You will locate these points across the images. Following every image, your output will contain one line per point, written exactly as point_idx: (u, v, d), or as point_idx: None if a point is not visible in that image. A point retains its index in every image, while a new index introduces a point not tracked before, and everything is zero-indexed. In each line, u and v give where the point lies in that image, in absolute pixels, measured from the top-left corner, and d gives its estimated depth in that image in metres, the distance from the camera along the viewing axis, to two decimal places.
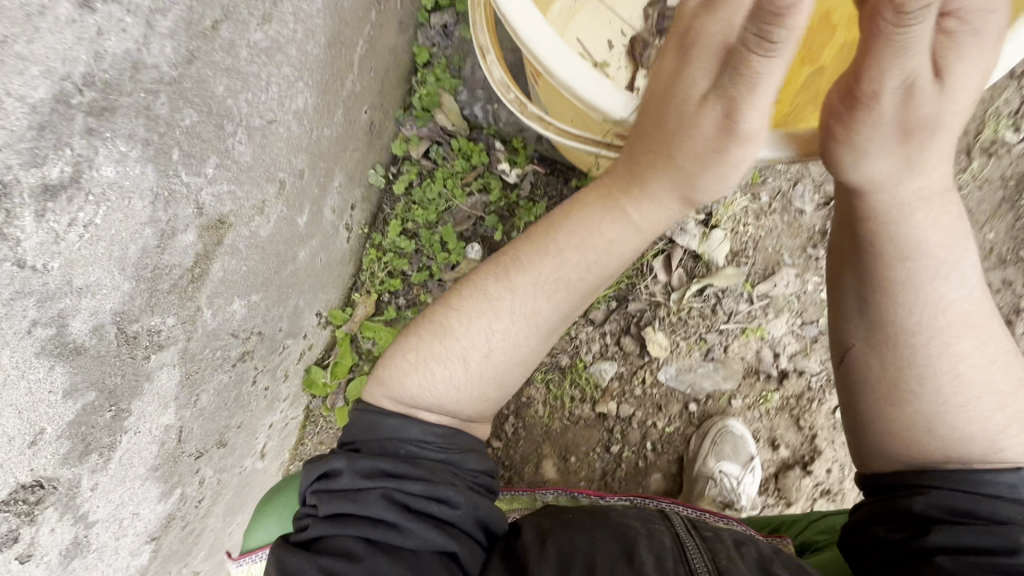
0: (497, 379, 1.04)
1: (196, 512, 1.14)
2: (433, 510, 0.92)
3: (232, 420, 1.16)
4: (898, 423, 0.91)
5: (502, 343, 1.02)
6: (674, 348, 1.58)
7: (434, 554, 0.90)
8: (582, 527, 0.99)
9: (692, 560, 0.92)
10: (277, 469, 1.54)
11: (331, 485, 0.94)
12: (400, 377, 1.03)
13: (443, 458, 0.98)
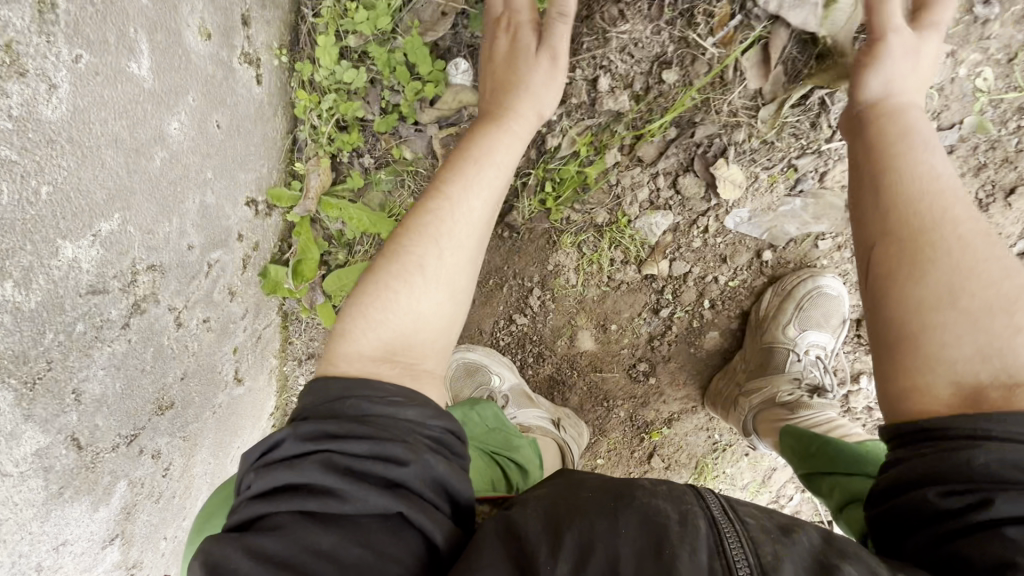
0: (434, 305, 0.82)
1: (166, 480, 0.92)
2: (383, 469, 0.65)
3: (169, 378, 0.85)
4: (937, 326, 0.67)
5: (451, 255, 0.80)
6: (752, 184, 1.16)
7: (386, 522, 0.62)
8: (604, 511, 0.67)
9: (733, 563, 0.59)
10: (265, 379, 1.30)
11: (263, 456, 0.68)
12: (353, 329, 0.79)
13: (399, 414, 0.70)
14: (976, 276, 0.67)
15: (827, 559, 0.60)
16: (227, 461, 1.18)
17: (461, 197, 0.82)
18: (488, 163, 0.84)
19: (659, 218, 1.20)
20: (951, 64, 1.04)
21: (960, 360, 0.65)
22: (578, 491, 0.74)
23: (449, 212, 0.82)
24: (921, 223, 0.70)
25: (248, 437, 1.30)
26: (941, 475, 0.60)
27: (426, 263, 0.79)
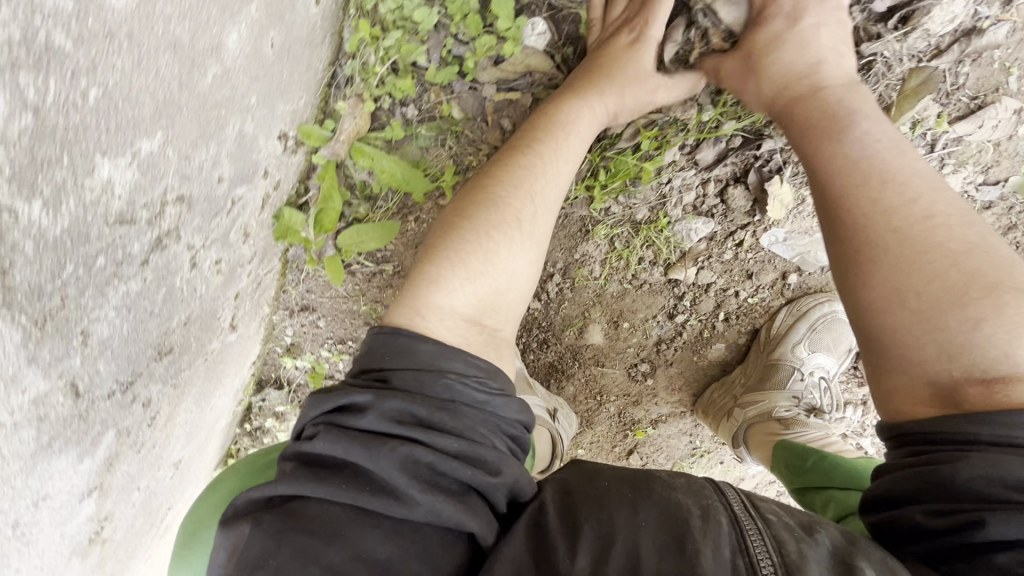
0: (518, 277, 0.88)
1: (151, 429, 0.83)
2: (461, 476, 0.69)
3: (172, 323, 0.75)
4: (911, 333, 0.69)
5: (541, 213, 0.90)
6: (796, 207, 1.14)
7: (444, 533, 0.68)
8: (622, 503, 0.70)
9: (755, 560, 0.61)
10: (256, 327, 1.20)
11: (344, 422, 0.72)
12: (449, 282, 0.84)
13: (483, 404, 0.77)
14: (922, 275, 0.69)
15: (846, 559, 0.62)
16: (208, 408, 1.10)
17: (540, 188, 0.89)
18: (573, 131, 0.92)
19: (699, 225, 1.17)
20: (1016, 121, 1.03)
21: (927, 360, 0.67)
22: (596, 475, 0.77)
23: (539, 165, 0.90)
24: (858, 240, 0.74)
25: (230, 385, 1.21)
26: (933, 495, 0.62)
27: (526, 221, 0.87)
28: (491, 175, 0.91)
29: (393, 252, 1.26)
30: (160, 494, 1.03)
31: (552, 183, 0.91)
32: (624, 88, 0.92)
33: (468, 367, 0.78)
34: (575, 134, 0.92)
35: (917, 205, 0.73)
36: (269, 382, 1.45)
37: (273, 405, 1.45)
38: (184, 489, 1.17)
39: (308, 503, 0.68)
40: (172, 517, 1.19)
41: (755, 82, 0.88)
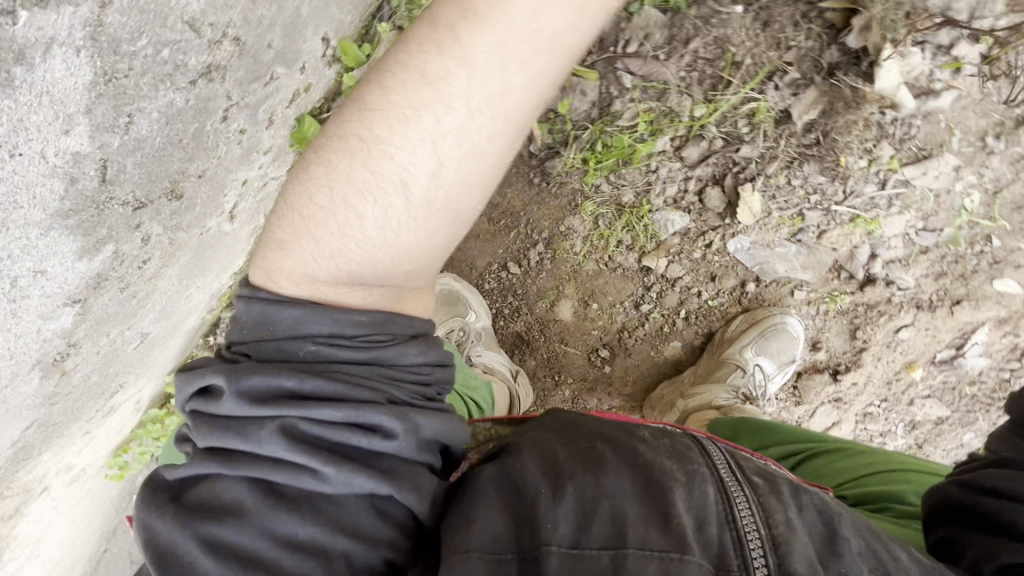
0: (346, 276, 0.71)
1: (139, 273, 0.87)
2: (358, 443, 0.65)
3: (190, 169, 0.80)
4: None
5: (356, 220, 0.69)
6: (762, 218, 1.27)
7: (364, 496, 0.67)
8: (603, 467, 0.75)
9: (741, 533, 0.69)
10: (248, 233, 1.24)
11: (218, 403, 0.65)
12: (280, 273, 0.71)
13: (366, 362, 0.69)
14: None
15: (830, 526, 0.72)
16: (187, 292, 1.13)
17: (369, 175, 0.69)
18: (427, 91, 0.65)
19: (676, 217, 1.28)
20: (953, 176, 1.19)
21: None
22: (577, 437, 0.82)
23: (362, 158, 0.68)
24: None
25: (209, 284, 1.23)
26: (975, 488, 0.77)
27: (322, 225, 0.70)
28: (341, 122, 0.71)
29: None
30: (121, 360, 1.04)
31: (417, 130, 0.66)
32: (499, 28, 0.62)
33: (345, 322, 0.69)
34: (460, 66, 0.64)
35: None
36: None
37: None
38: (138, 372, 1.17)
39: (212, 488, 0.65)
40: (118, 402, 1.18)
41: None
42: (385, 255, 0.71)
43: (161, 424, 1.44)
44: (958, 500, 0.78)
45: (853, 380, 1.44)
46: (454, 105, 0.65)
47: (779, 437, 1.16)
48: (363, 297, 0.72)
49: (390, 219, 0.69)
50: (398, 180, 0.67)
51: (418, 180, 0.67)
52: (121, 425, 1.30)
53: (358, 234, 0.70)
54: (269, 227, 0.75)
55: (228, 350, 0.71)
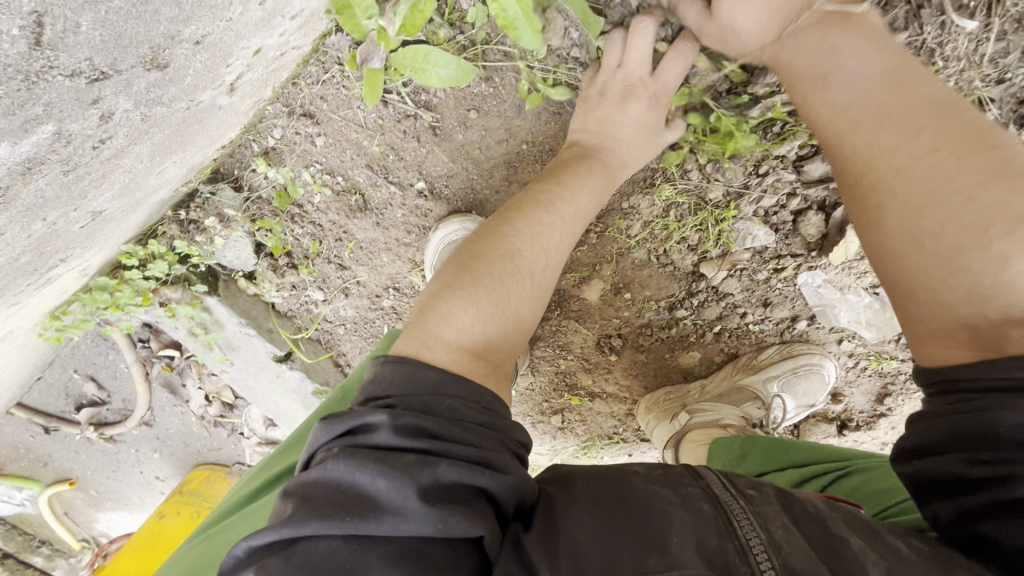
0: (487, 340, 0.82)
1: (94, 155, 0.63)
2: (474, 481, 0.64)
3: (184, 33, 0.55)
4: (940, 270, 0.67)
5: (506, 293, 0.84)
6: (850, 261, 1.10)
7: (449, 548, 0.62)
8: (589, 504, 0.68)
9: (747, 542, 0.61)
10: (249, 106, 0.98)
11: (354, 442, 0.67)
12: (429, 328, 0.79)
13: (488, 421, 0.72)
14: (935, 215, 0.67)
15: (833, 537, 0.63)
16: (158, 168, 0.89)
17: (516, 260, 0.86)
18: (556, 214, 0.90)
19: (760, 232, 1.09)
20: None
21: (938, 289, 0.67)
22: (569, 480, 0.74)
23: (512, 249, 0.86)
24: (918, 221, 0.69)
25: (189, 159, 0.99)
26: (949, 439, 0.62)
27: (479, 290, 0.82)
28: (488, 233, 0.89)
29: (438, 101, 1.07)
30: (62, 238, 0.82)
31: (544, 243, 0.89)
32: (602, 165, 0.94)
33: (475, 387, 0.74)
34: (568, 206, 0.91)
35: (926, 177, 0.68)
36: (227, 178, 1.23)
37: (222, 205, 1.23)
38: (86, 247, 0.96)
39: (316, 543, 0.60)
40: (57, 274, 0.98)
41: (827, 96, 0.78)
42: (514, 330, 0.85)
43: (111, 293, 1.28)
44: (943, 466, 0.62)
45: (857, 437, 1.37)
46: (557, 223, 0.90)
47: (785, 458, 1.05)
48: (496, 357, 0.82)
49: (525, 300, 0.86)
50: (535, 272, 0.88)
51: (544, 272, 0.89)
52: (61, 290, 1.11)
53: (505, 305, 0.83)
54: (427, 305, 0.84)
55: (369, 396, 0.73)
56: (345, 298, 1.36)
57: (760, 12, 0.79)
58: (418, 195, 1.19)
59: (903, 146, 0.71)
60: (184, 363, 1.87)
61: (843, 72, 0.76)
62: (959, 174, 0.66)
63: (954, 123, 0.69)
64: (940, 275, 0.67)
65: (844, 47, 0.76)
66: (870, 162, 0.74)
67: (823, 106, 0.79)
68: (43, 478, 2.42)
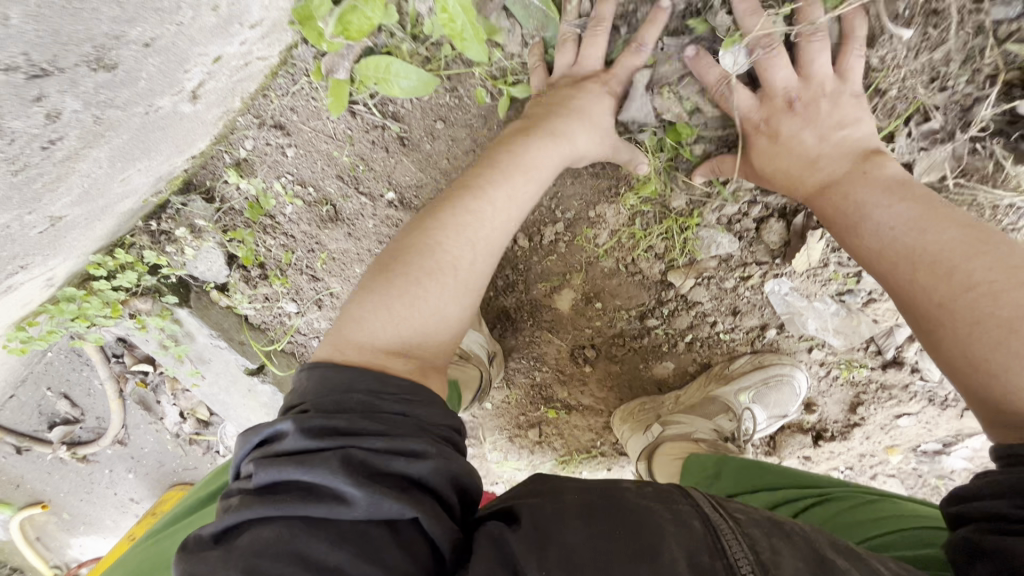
0: (405, 342, 0.80)
1: (43, 156, 0.64)
2: (396, 467, 0.65)
3: (130, 34, 0.57)
4: (993, 380, 0.67)
5: (428, 293, 0.81)
6: (815, 268, 1.11)
7: (391, 532, 0.62)
8: (581, 511, 0.69)
9: (733, 560, 0.63)
10: (216, 116, 1.00)
11: (267, 449, 0.67)
12: (349, 333, 0.80)
13: (406, 408, 0.72)
14: (984, 336, 0.68)
15: (822, 558, 0.65)
16: (121, 175, 0.89)
17: (439, 254, 0.83)
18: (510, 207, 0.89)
19: (724, 239, 1.10)
20: None
21: (994, 419, 0.67)
22: (560, 489, 0.75)
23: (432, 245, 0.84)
24: (958, 349, 0.70)
25: (155, 167, 0.99)
26: (1009, 483, 0.60)
27: (397, 289, 0.81)
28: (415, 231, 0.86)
29: (405, 111, 1.08)
30: (18, 242, 0.82)
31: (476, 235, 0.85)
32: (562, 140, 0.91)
33: (388, 379, 0.73)
34: (501, 193, 0.88)
35: (976, 294, 0.69)
36: (198, 189, 1.23)
37: (193, 216, 1.24)
38: (47, 255, 0.96)
39: (250, 535, 0.60)
40: (18, 281, 0.98)
41: (856, 241, 0.81)
42: (436, 330, 0.82)
43: (80, 304, 1.26)
44: (991, 504, 0.61)
45: (832, 448, 1.36)
46: (515, 211, 0.89)
47: (765, 481, 1.04)
48: (417, 359, 0.80)
49: (446, 296, 0.83)
50: (458, 270, 0.84)
51: (471, 267, 0.85)
52: (26, 300, 1.11)
53: (420, 306, 0.81)
54: (344, 314, 0.83)
55: (285, 407, 0.74)
56: (319, 309, 1.35)
57: (778, 160, 0.88)
58: (389, 205, 1.20)
59: (939, 284, 0.72)
60: (158, 379, 1.85)
61: (871, 220, 0.80)
62: (1006, 300, 0.68)
63: (988, 259, 0.71)
64: (998, 386, 0.66)
65: (868, 201, 0.80)
66: (921, 302, 0.74)
67: (863, 254, 0.81)
68: (16, 500, 2.36)
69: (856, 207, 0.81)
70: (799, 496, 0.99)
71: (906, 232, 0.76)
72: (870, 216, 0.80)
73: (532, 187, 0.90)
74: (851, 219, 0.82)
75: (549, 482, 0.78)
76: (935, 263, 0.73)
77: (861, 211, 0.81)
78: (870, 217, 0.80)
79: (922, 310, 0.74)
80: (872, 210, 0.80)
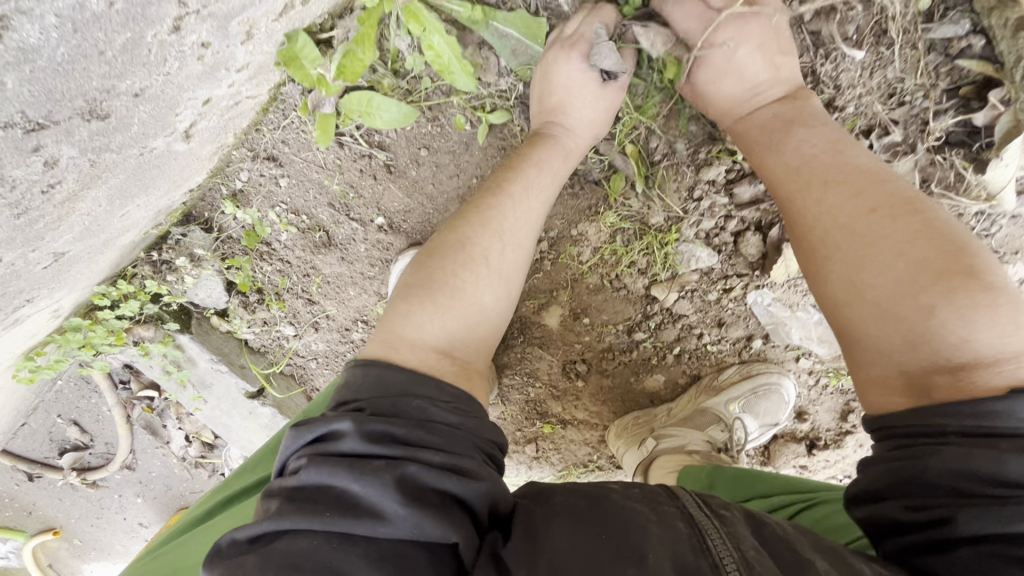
0: (450, 338, 0.84)
1: (44, 199, 0.69)
2: (447, 487, 0.68)
3: (120, 87, 0.62)
4: (877, 313, 0.70)
5: (467, 290, 0.86)
6: (794, 279, 1.13)
7: (427, 551, 0.65)
8: (566, 517, 0.70)
9: (719, 560, 0.63)
10: (209, 153, 1.05)
11: (320, 450, 0.70)
12: (397, 329, 0.83)
13: (457, 421, 0.75)
14: (875, 267, 0.70)
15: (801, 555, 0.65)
16: (120, 212, 0.94)
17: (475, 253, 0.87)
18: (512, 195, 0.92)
19: (704, 253, 1.13)
20: None
21: (894, 351, 0.69)
22: (548, 496, 0.77)
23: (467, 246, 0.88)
24: (851, 279, 0.72)
25: (153, 203, 1.05)
26: (889, 487, 0.64)
27: (440, 289, 0.85)
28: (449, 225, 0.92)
29: (391, 140, 1.13)
30: (24, 279, 0.87)
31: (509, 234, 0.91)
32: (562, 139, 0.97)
33: (443, 386, 0.77)
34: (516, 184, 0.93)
35: (876, 225, 0.72)
36: (197, 220, 1.28)
37: (192, 245, 1.29)
38: (53, 288, 1.00)
39: (292, 541, 0.64)
40: (26, 313, 1.02)
41: (769, 164, 0.83)
42: (476, 325, 0.87)
43: (85, 333, 1.30)
44: (889, 512, 0.65)
45: (826, 456, 1.36)
46: (532, 209, 0.94)
47: (758, 489, 1.06)
48: (459, 354, 0.84)
49: (485, 294, 0.88)
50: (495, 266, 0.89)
51: (507, 264, 0.91)
52: (33, 332, 1.16)
53: (462, 303, 0.85)
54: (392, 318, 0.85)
55: (337, 404, 0.77)
56: (315, 332, 1.39)
57: (711, 92, 0.90)
58: (379, 229, 1.24)
59: (843, 213, 0.74)
60: (163, 404, 1.89)
61: (791, 144, 0.81)
62: (900, 233, 0.70)
63: (890, 191, 0.73)
64: (880, 319, 0.69)
65: (793, 127, 0.82)
66: (818, 226, 0.76)
67: (775, 175, 0.82)
68: (27, 527, 2.40)
69: (773, 136, 0.83)
70: (793, 501, 1.00)
71: (818, 157, 0.78)
72: (786, 143, 0.82)
73: (546, 178, 0.96)
74: (766, 144, 0.84)
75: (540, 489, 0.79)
76: (839, 192, 0.75)
77: (780, 137, 0.83)
78: (782, 145, 0.82)
79: (822, 234, 0.76)
80: (787, 138, 0.82)
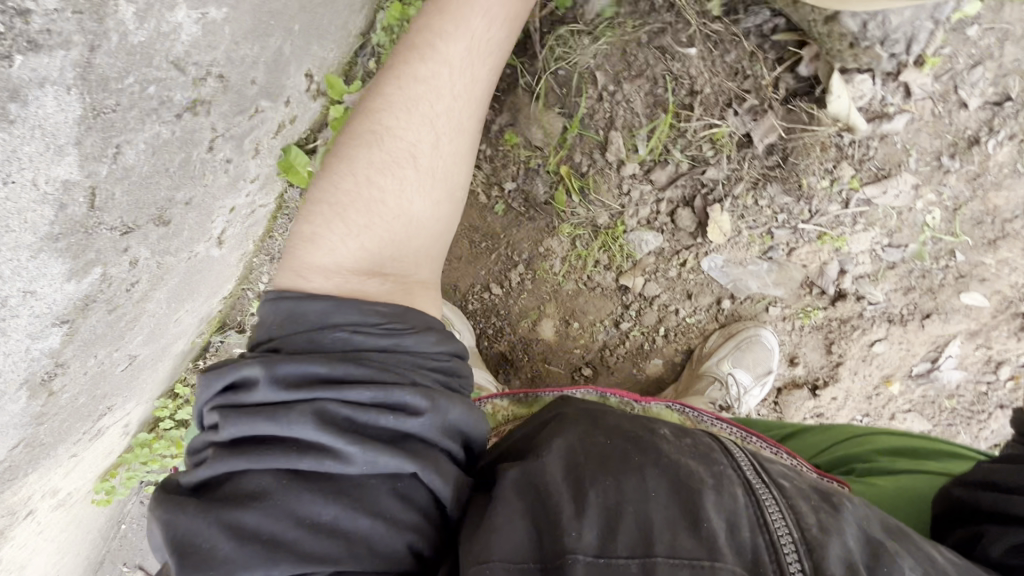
0: (362, 250, 0.83)
1: (127, 297, 0.91)
2: (385, 422, 0.69)
3: (177, 196, 0.88)
4: None
5: (324, 278, 0.80)
6: (734, 237, 1.31)
7: (390, 482, 0.69)
8: (627, 469, 0.71)
9: (775, 535, 0.66)
10: (237, 258, 1.29)
11: (235, 400, 0.69)
12: (301, 264, 0.82)
13: (391, 346, 0.75)
14: None
15: (872, 535, 0.68)
16: (174, 315, 1.16)
17: (333, 242, 0.83)
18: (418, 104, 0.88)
19: (650, 237, 1.34)
20: (913, 195, 1.25)
21: None
22: (590, 431, 0.78)
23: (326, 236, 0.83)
24: None
25: (198, 307, 1.27)
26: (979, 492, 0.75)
27: (305, 273, 0.81)
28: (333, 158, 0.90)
29: None
30: (109, 381, 1.07)
31: (404, 108, 0.87)
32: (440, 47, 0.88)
33: (366, 311, 0.76)
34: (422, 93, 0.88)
35: None
36: (232, 325, 1.48)
37: (231, 346, 1.48)
38: (126, 395, 1.19)
39: (239, 482, 0.67)
40: (104, 424, 1.19)
41: None
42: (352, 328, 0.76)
43: (149, 447, 1.47)
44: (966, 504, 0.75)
45: (834, 395, 1.46)
46: (421, 200, 0.87)
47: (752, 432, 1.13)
48: (370, 257, 0.83)
49: (364, 254, 0.83)
50: (374, 250, 0.84)
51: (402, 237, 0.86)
52: (108, 450, 1.32)
53: (353, 258, 0.82)
54: (297, 230, 0.86)
55: (259, 348, 0.76)
56: None
57: None
58: None
59: None
60: None
61: None
62: None
63: None
64: None
65: None
66: None
67: None
68: None
69: None
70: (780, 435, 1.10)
71: None
72: None
73: (442, 76, 0.88)
74: None
75: (593, 421, 0.81)
76: None
77: None
78: None
79: None
80: None
